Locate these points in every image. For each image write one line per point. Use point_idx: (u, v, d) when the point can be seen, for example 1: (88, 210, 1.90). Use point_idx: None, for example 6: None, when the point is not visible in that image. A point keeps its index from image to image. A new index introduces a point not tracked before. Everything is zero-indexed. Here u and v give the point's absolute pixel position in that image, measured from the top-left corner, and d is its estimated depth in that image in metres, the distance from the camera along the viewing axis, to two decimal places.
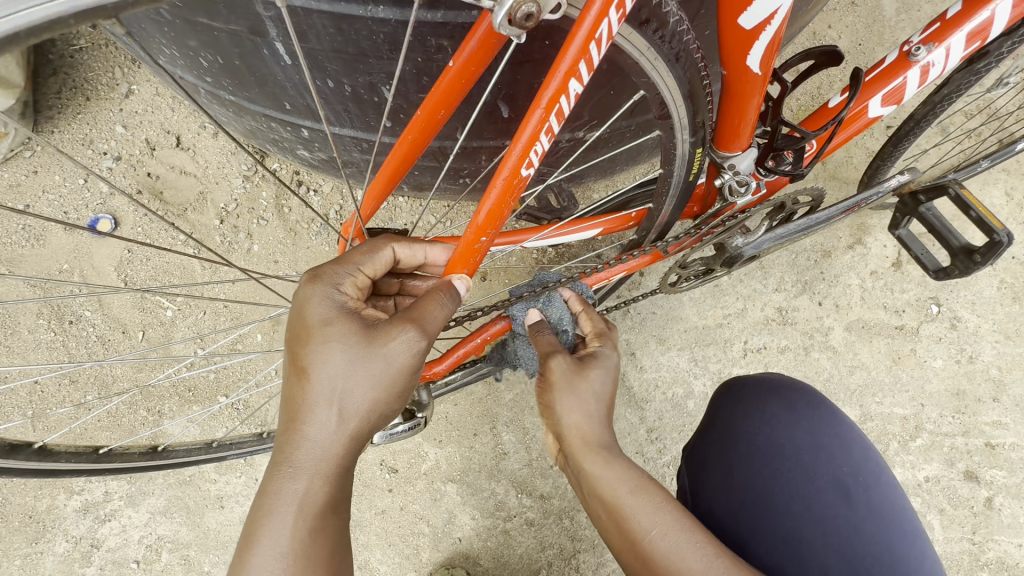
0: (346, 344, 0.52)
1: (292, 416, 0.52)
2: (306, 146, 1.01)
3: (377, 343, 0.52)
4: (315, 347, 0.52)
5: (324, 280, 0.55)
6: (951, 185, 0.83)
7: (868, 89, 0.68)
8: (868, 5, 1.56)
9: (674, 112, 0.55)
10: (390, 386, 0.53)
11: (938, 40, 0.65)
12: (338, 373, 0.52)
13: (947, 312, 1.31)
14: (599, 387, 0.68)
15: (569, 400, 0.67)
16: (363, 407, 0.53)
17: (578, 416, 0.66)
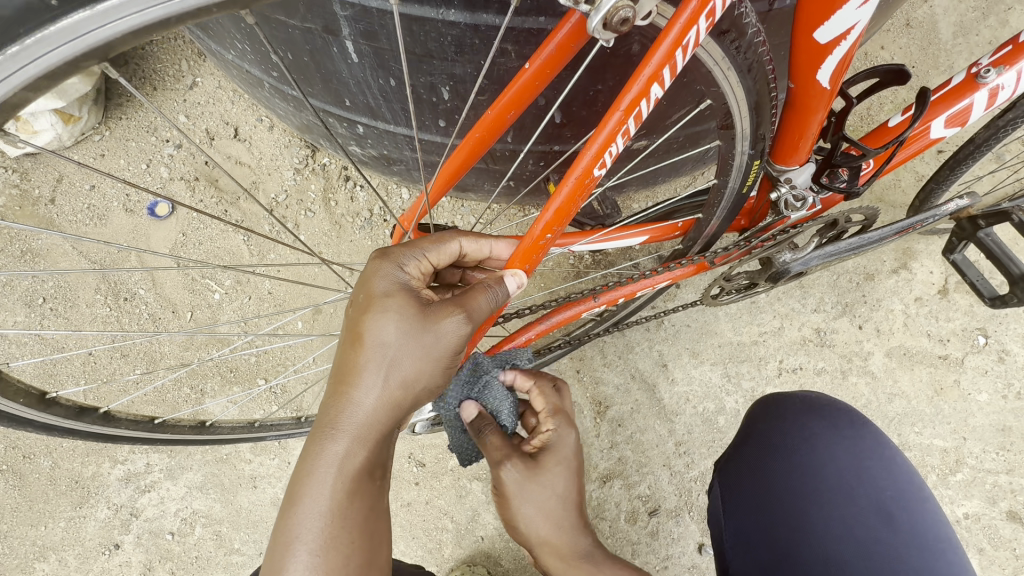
0: (402, 318, 0.54)
1: (342, 381, 0.54)
2: (359, 142, 1.05)
3: (431, 321, 0.54)
4: (373, 316, 0.54)
5: (390, 258, 0.57)
6: (1013, 211, 0.79)
7: (934, 109, 0.67)
8: (923, 27, 1.54)
9: (738, 122, 0.56)
10: (434, 364, 0.55)
11: (1009, 63, 0.65)
12: (389, 346, 0.54)
13: (995, 344, 1.27)
14: (557, 486, 0.64)
15: (529, 507, 0.64)
16: (409, 381, 0.55)
17: (541, 521, 0.64)
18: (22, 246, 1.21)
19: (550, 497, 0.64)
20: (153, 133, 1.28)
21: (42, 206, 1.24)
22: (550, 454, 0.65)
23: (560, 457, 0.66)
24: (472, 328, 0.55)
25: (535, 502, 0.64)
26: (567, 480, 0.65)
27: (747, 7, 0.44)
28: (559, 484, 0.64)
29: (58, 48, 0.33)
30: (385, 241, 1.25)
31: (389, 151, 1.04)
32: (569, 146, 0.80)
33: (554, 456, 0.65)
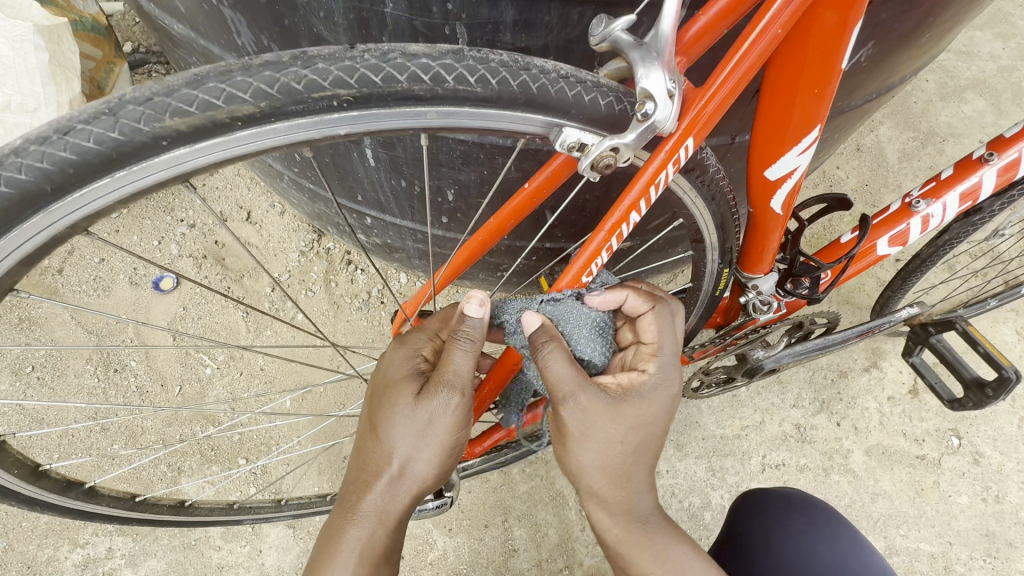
0: (408, 404, 0.58)
1: (363, 472, 0.59)
2: (365, 231, 1.13)
3: (427, 402, 0.57)
4: (385, 405, 0.59)
5: (406, 344, 0.62)
6: (958, 321, 0.87)
7: (875, 231, 0.77)
8: (872, 152, 1.75)
9: (707, 237, 0.64)
10: (436, 441, 0.59)
11: (935, 196, 0.75)
12: (398, 427, 0.58)
13: (968, 446, 1.32)
14: (623, 432, 0.60)
15: (592, 450, 0.59)
16: (419, 464, 0.58)
17: (600, 465, 0.61)
18: (22, 314, 1.23)
19: (615, 454, 0.60)
20: (169, 213, 1.36)
21: (49, 275, 1.27)
22: (635, 400, 0.60)
23: (654, 396, 0.61)
24: (461, 396, 0.57)
25: (598, 447, 0.59)
26: (640, 431, 0.60)
27: (708, 152, 0.53)
28: (632, 434, 0.60)
29: (97, 197, 0.33)
30: (381, 323, 1.29)
31: (393, 241, 1.12)
32: (561, 245, 0.89)
33: (639, 407, 0.60)
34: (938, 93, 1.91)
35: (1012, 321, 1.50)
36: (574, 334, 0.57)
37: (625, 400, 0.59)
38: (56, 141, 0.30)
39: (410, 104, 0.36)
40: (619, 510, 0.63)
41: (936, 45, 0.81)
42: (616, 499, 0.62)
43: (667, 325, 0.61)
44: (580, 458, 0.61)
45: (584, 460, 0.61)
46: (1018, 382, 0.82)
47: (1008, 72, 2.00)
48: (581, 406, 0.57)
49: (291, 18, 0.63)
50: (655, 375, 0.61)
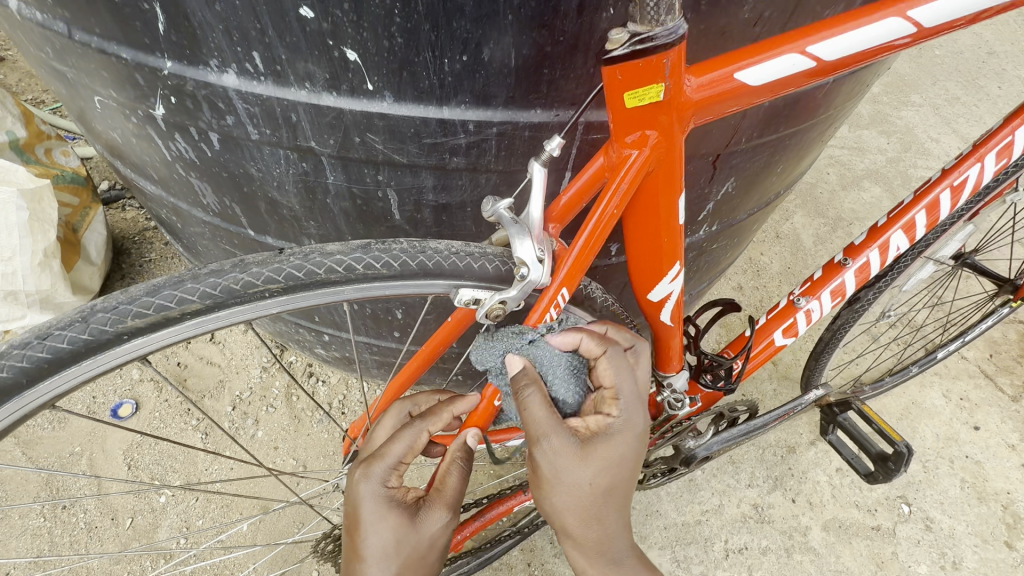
0: (397, 532, 0.59)
1: None
2: (323, 346, 1.20)
3: (420, 529, 0.60)
4: (371, 535, 0.59)
5: (371, 475, 0.60)
6: (853, 399, 0.98)
7: (770, 324, 0.89)
8: (789, 238, 1.96)
9: None
10: (424, 561, 0.61)
11: (812, 293, 0.87)
12: (389, 551, 0.59)
13: (918, 513, 1.37)
14: (592, 475, 0.55)
15: (566, 496, 0.55)
16: None
17: (571, 509, 0.56)
18: None
19: (587, 501, 0.56)
20: None
21: None
22: (605, 443, 0.56)
23: (626, 433, 0.57)
24: (452, 516, 0.62)
25: (568, 496, 0.55)
26: (611, 474, 0.56)
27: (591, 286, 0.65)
28: (604, 478, 0.56)
29: (65, 382, 0.40)
30: (341, 434, 1.31)
31: (350, 354, 1.19)
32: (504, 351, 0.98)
33: (607, 448, 0.56)
34: (839, 183, 2.19)
35: (938, 385, 1.62)
36: (551, 378, 0.55)
37: (597, 443, 0.55)
38: (36, 344, 0.38)
39: (329, 283, 0.47)
40: (593, 551, 0.59)
41: (795, 168, 0.97)
42: (592, 542, 0.58)
43: (625, 367, 0.58)
44: (555, 503, 0.56)
45: (560, 505, 0.56)
46: (913, 455, 0.90)
47: (895, 162, 2.32)
48: (552, 450, 0.53)
49: (249, 185, 0.74)
50: (622, 419, 0.57)
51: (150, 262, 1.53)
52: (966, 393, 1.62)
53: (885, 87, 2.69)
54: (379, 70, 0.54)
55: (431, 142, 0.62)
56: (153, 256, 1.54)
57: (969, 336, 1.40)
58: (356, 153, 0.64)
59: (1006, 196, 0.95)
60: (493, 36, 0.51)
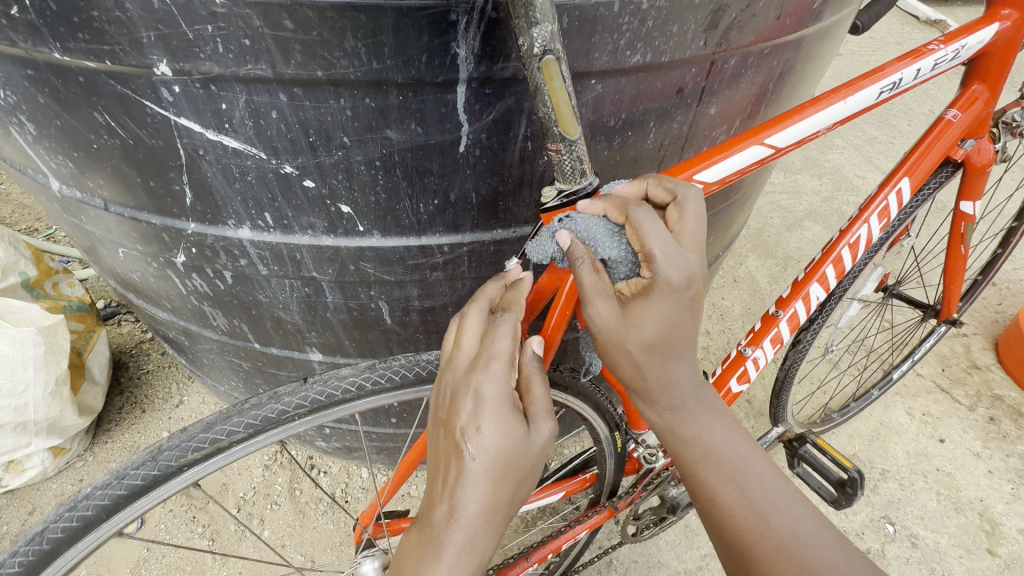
0: (512, 435, 0.54)
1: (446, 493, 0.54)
2: (324, 438, 1.27)
3: (531, 432, 0.56)
4: (486, 436, 0.53)
5: (484, 377, 0.54)
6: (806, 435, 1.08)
7: (725, 374, 1.01)
8: (746, 281, 2.14)
9: (589, 415, 0.85)
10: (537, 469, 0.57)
11: (756, 343, 0.99)
12: (506, 466, 0.54)
13: (903, 530, 1.45)
14: (649, 334, 0.53)
15: (622, 358, 0.55)
16: (518, 495, 0.56)
17: (632, 369, 0.56)
18: None
19: (643, 365, 0.55)
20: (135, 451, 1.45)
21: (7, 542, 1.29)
22: (650, 302, 0.52)
23: (676, 288, 0.52)
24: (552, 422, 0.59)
25: (619, 351, 0.55)
26: (667, 329, 0.53)
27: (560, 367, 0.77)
28: (658, 335, 0.53)
29: (134, 514, 0.50)
30: (347, 523, 1.35)
31: (351, 443, 1.26)
32: None
33: (658, 305, 0.52)
34: (783, 225, 2.41)
35: (901, 404, 1.75)
36: (594, 243, 0.53)
37: (640, 302, 0.52)
38: (117, 484, 0.48)
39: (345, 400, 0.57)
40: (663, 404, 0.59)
41: (726, 233, 1.13)
42: (658, 398, 0.58)
43: (660, 226, 0.51)
44: (612, 361, 0.57)
45: (618, 363, 0.57)
46: (865, 479, 1.01)
47: (830, 201, 2.56)
48: (599, 313, 0.53)
49: (257, 309, 0.86)
50: (663, 275, 0.51)
51: (148, 372, 1.60)
52: (927, 408, 1.74)
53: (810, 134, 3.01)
54: (368, 217, 0.67)
55: (414, 263, 0.74)
56: (150, 366, 1.61)
57: (914, 358, 1.54)
58: (352, 277, 0.76)
59: (903, 241, 1.11)
60: (457, 185, 0.65)
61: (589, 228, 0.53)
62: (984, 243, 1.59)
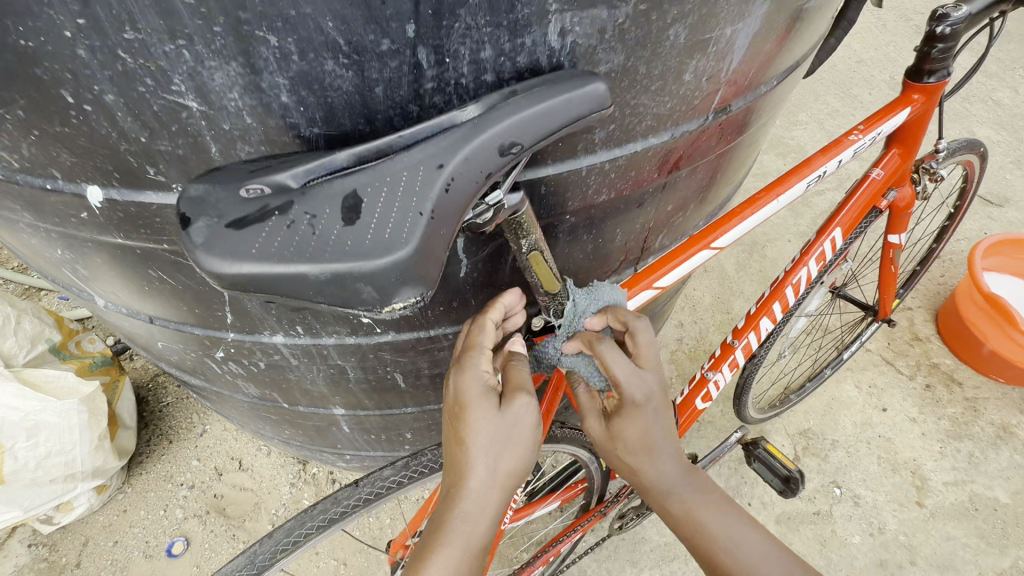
0: (492, 415, 0.64)
1: (452, 472, 0.66)
2: (345, 461, 1.42)
3: (510, 407, 0.65)
4: (471, 419, 0.64)
5: (466, 367, 0.65)
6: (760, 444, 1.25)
7: (692, 395, 1.18)
8: (716, 269, 2.30)
9: (578, 450, 1.02)
10: (524, 441, 0.67)
11: (716, 368, 1.15)
12: (494, 438, 0.65)
13: (848, 492, 1.70)
14: (632, 437, 0.72)
15: (615, 457, 0.76)
16: (509, 466, 0.67)
17: (625, 463, 0.76)
18: None
19: (626, 459, 0.74)
20: (170, 479, 1.60)
21: (69, 570, 1.46)
22: (624, 415, 0.70)
23: (641, 404, 0.69)
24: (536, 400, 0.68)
25: (613, 454, 0.75)
26: (641, 435, 0.71)
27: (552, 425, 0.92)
28: (638, 439, 0.72)
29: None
30: (371, 528, 1.53)
31: (370, 465, 1.42)
32: None
33: (632, 419, 0.70)
34: None
35: (851, 378, 1.97)
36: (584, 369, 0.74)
37: (617, 416, 0.71)
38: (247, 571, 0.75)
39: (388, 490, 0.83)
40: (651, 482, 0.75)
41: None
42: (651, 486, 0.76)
43: (620, 357, 0.67)
44: (609, 457, 0.77)
45: (613, 458, 0.77)
46: (804, 476, 1.23)
47: None
48: (592, 422, 0.75)
49: (286, 382, 0.98)
50: (627, 397, 0.68)
51: (168, 404, 1.73)
52: (873, 380, 1.97)
53: None
54: (385, 323, 0.80)
55: (424, 348, 0.87)
56: (170, 399, 1.73)
57: (861, 345, 1.73)
58: (372, 361, 0.89)
59: (841, 264, 1.27)
60: (460, 297, 0.78)
61: (574, 356, 0.73)
62: (921, 237, 1.77)
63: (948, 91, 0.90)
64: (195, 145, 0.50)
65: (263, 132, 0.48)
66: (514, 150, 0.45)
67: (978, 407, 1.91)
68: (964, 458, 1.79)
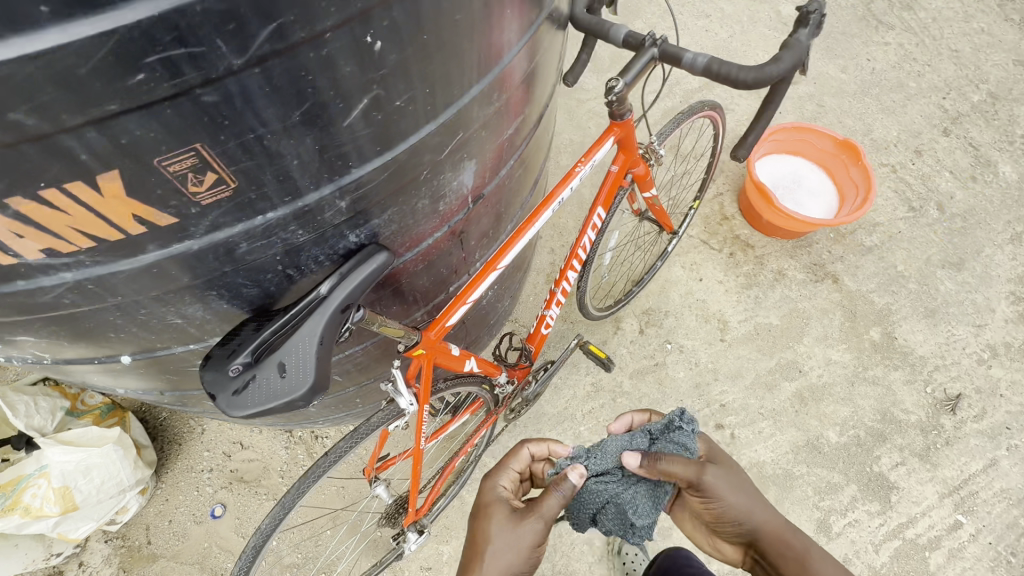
0: (501, 522, 1.30)
1: (474, 551, 1.28)
2: (321, 424, 1.98)
3: (514, 521, 1.29)
4: (487, 520, 1.32)
5: (491, 481, 1.43)
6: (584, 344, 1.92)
7: (538, 326, 1.79)
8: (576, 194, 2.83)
9: (463, 384, 1.60)
10: (520, 548, 1.26)
11: (549, 306, 1.75)
12: (505, 533, 1.28)
13: (676, 345, 2.46)
14: (740, 484, 1.36)
15: (742, 494, 1.35)
16: (504, 557, 1.24)
17: (745, 500, 1.35)
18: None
19: (745, 495, 1.35)
20: (193, 469, 2.11)
21: (144, 547, 2.01)
22: (731, 470, 1.36)
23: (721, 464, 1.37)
24: (538, 523, 1.28)
25: (744, 495, 1.35)
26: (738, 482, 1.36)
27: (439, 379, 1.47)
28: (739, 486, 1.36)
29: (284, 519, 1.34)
30: None
31: (339, 422, 1.98)
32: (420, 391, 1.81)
33: (732, 473, 1.37)
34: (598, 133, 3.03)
35: (679, 262, 2.66)
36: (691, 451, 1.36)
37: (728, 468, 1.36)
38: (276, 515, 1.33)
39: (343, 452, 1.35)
40: (721, 480, 1.32)
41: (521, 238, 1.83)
42: (755, 519, 1.35)
43: (705, 445, 1.39)
44: (744, 498, 1.35)
45: (744, 501, 1.35)
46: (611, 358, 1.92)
47: None
48: (720, 467, 1.33)
49: None
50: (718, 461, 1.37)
51: (166, 417, 2.18)
52: (694, 259, 2.67)
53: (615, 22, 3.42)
54: None
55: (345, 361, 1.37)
56: (166, 413, 2.17)
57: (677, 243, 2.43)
58: None
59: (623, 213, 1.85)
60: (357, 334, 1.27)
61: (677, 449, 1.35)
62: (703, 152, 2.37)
63: (636, 122, 1.41)
64: (183, 331, 0.93)
65: (219, 318, 0.92)
66: (349, 305, 0.93)
67: (764, 261, 2.66)
68: (753, 300, 2.58)
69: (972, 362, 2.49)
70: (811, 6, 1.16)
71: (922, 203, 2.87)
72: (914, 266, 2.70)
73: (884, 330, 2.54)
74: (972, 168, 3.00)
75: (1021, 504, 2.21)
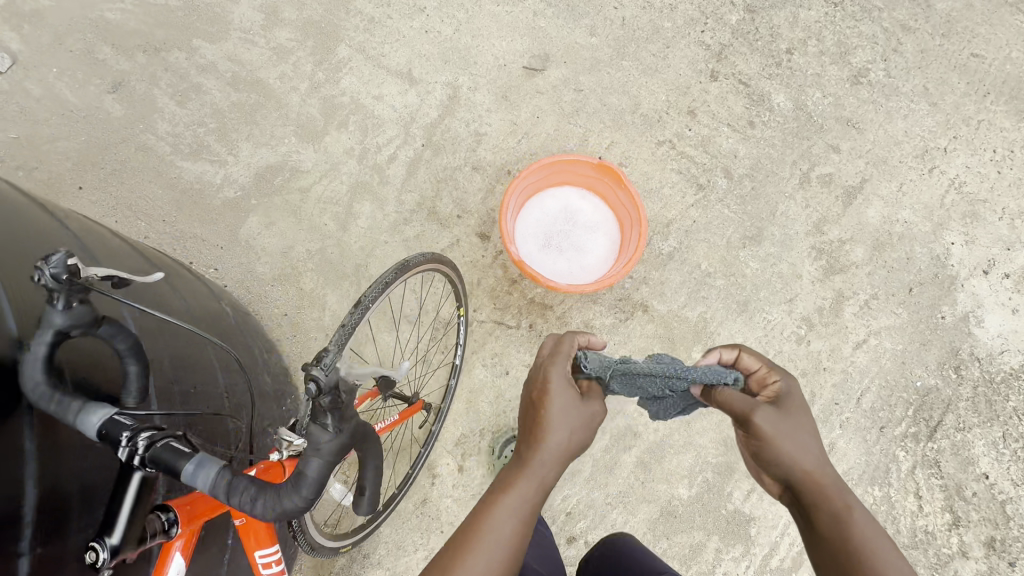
0: (567, 400, 1.18)
1: (534, 435, 1.15)
2: None
3: (582, 403, 1.19)
4: (554, 397, 1.18)
5: (557, 355, 1.26)
6: None
7: None
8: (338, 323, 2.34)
9: None
10: (584, 429, 1.17)
11: None
12: (569, 412, 1.16)
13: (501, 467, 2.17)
14: (802, 421, 1.16)
15: (798, 436, 1.14)
16: (565, 440, 1.15)
17: (801, 440, 1.13)
18: None
19: (803, 432, 1.14)
20: None
21: None
22: (793, 404, 1.18)
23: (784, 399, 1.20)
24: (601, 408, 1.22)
25: (802, 430, 1.15)
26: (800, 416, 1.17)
27: None
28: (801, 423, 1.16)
29: None
30: None
31: None
32: None
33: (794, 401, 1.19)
34: (339, 227, 2.48)
35: (477, 361, 2.28)
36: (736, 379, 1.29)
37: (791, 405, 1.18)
38: None
39: None
40: (772, 423, 1.14)
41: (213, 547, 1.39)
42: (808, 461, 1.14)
43: (787, 377, 1.24)
44: (795, 442, 1.13)
45: (791, 449, 1.13)
46: None
47: (364, 157, 2.55)
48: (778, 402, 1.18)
49: None
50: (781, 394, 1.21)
51: None
52: (493, 349, 2.29)
53: (313, 57, 2.65)
54: None
55: None
56: None
57: (462, 352, 2.15)
58: None
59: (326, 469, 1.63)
60: None
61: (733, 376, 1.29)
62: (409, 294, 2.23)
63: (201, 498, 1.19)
64: None
65: None
66: None
67: (566, 320, 2.34)
68: None
69: (792, 345, 2.39)
70: (315, 371, 1.13)
71: (709, 176, 2.59)
72: (716, 258, 2.48)
73: (704, 348, 2.37)
74: (747, 111, 2.70)
75: (863, 481, 2.25)
